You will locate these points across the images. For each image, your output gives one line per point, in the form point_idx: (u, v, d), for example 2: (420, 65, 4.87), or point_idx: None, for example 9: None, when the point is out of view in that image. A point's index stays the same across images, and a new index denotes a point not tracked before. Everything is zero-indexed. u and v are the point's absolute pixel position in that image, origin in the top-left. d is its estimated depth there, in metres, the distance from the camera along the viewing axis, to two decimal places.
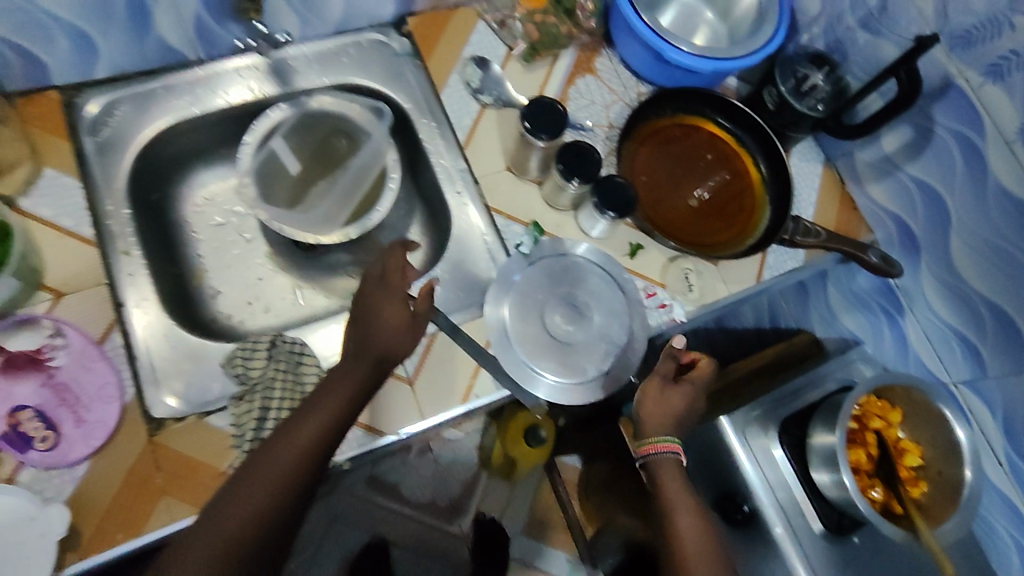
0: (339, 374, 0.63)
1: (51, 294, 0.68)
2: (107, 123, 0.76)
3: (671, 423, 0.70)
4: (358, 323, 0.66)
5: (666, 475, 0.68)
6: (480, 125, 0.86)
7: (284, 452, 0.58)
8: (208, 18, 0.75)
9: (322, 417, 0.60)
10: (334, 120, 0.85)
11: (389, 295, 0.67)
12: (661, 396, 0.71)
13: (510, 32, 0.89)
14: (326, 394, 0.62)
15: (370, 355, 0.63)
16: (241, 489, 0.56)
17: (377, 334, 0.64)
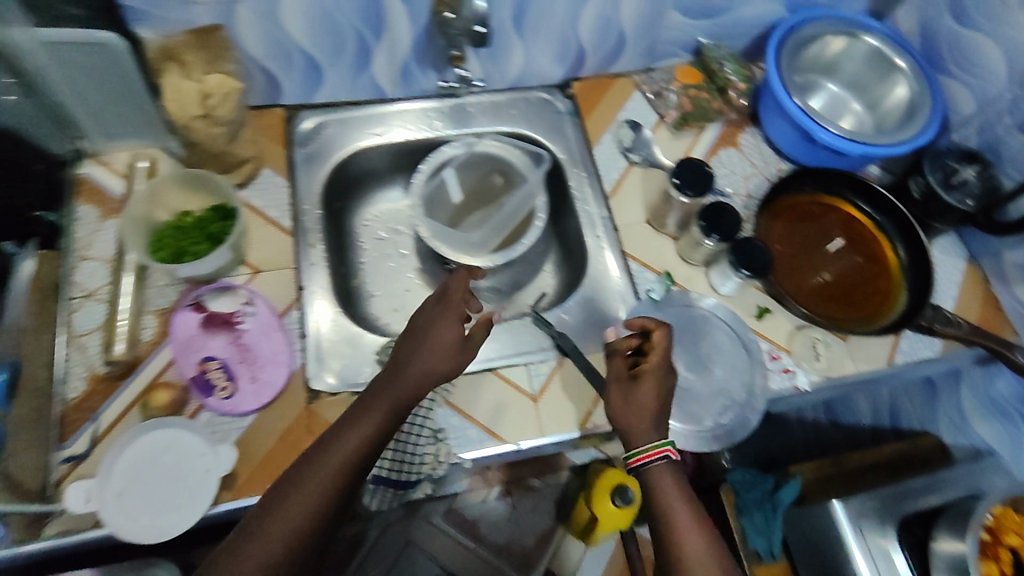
0: (379, 394, 0.63)
1: (250, 270, 0.80)
2: (315, 138, 0.90)
3: (649, 421, 0.64)
4: (406, 346, 0.66)
5: (656, 487, 0.62)
6: (626, 180, 0.94)
7: (320, 473, 0.58)
8: (414, 65, 0.89)
9: (360, 438, 0.60)
10: (496, 161, 0.95)
11: (436, 325, 0.68)
12: (629, 396, 0.66)
13: (664, 102, 0.98)
14: (363, 413, 0.62)
15: (411, 381, 0.63)
16: (289, 493, 0.57)
17: (425, 358, 0.65)
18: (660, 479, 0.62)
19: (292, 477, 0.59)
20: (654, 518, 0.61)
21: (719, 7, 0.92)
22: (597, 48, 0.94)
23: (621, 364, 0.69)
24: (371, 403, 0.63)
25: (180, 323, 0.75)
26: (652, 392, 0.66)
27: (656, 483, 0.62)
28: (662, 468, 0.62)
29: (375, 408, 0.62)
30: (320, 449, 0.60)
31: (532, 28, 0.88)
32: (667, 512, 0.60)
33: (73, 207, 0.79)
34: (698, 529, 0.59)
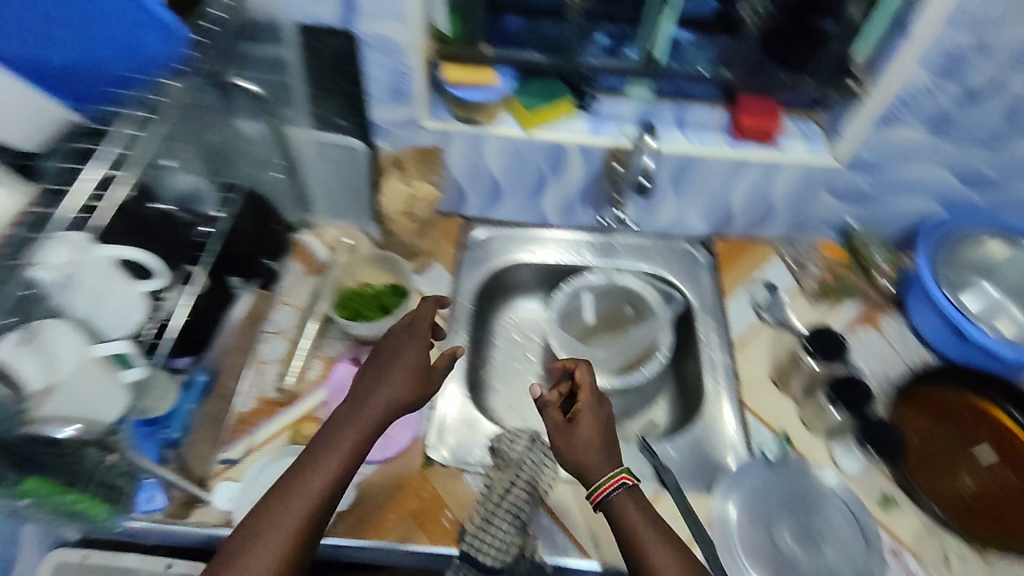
0: (357, 413, 0.68)
1: None
2: (481, 246, 1.06)
3: (600, 455, 0.69)
4: (374, 368, 0.72)
5: (621, 519, 0.65)
6: (755, 337, 0.97)
7: (306, 486, 0.61)
8: (579, 202, 1.03)
9: (343, 451, 0.64)
10: (631, 295, 1.04)
11: (406, 350, 0.74)
12: (574, 436, 0.71)
13: (805, 273, 1.02)
14: (344, 430, 0.66)
15: (383, 398, 0.69)
16: (281, 508, 0.60)
17: (394, 380, 0.70)
18: (626, 507, 0.66)
19: (275, 497, 0.61)
20: (629, 549, 0.64)
21: (872, 196, 0.98)
22: (745, 214, 1.03)
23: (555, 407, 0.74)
24: (350, 421, 0.67)
25: (338, 372, 0.88)
26: (594, 426, 0.72)
27: (627, 518, 0.65)
28: (626, 498, 0.66)
29: (354, 424, 0.67)
30: (303, 467, 0.63)
31: (688, 188, 0.99)
32: (638, 543, 0.64)
33: (287, 262, 0.97)
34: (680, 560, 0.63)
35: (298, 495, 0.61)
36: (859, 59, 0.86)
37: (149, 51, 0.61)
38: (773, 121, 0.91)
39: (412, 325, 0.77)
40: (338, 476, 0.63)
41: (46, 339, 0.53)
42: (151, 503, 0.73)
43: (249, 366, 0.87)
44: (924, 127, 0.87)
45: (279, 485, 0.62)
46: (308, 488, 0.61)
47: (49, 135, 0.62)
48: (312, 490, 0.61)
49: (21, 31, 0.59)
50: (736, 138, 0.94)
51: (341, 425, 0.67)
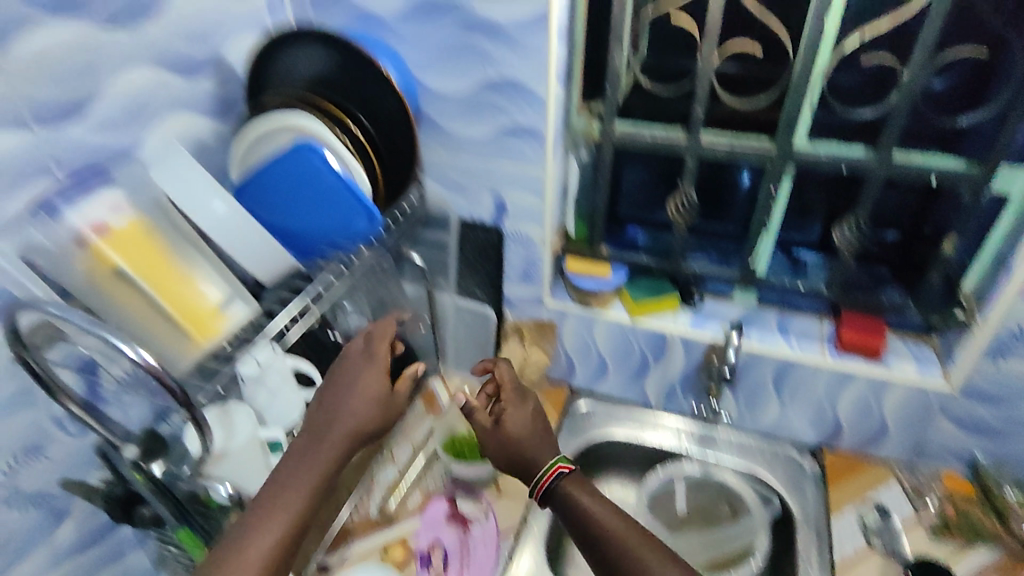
0: (320, 448, 0.69)
1: (497, 490, 1.00)
2: (582, 417, 1.13)
3: (541, 445, 0.80)
4: (331, 396, 0.73)
5: (574, 503, 0.73)
6: (861, 563, 0.90)
7: (270, 518, 0.62)
8: (680, 389, 1.09)
9: (308, 480, 0.66)
10: (725, 490, 1.07)
11: (365, 381, 0.75)
12: (508, 435, 0.81)
13: (924, 502, 0.95)
14: (305, 466, 0.67)
15: (343, 434, 0.70)
16: (243, 545, 0.60)
17: (352, 411, 0.72)
18: (572, 490, 0.74)
19: (233, 540, 0.61)
20: (581, 533, 0.72)
21: (1000, 430, 0.92)
22: (854, 428, 1.01)
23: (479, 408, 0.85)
24: (311, 457, 0.68)
25: (433, 508, 0.96)
26: (522, 421, 0.82)
27: (580, 506, 0.73)
28: (569, 482, 0.75)
29: (314, 458, 0.68)
30: (265, 508, 0.63)
31: (790, 392, 1.02)
32: (593, 527, 0.71)
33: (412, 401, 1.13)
34: (635, 531, 0.70)
35: (262, 537, 0.61)
36: (968, 289, 0.89)
37: (357, 226, 0.80)
38: (878, 339, 0.94)
39: (367, 351, 0.77)
40: (304, 512, 0.64)
41: (233, 416, 0.72)
42: None
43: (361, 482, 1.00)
44: None
45: (237, 526, 0.62)
46: (270, 530, 0.62)
47: (279, 273, 0.76)
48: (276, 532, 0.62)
49: (275, 205, 0.80)
50: (839, 350, 0.97)
51: (301, 459, 0.68)
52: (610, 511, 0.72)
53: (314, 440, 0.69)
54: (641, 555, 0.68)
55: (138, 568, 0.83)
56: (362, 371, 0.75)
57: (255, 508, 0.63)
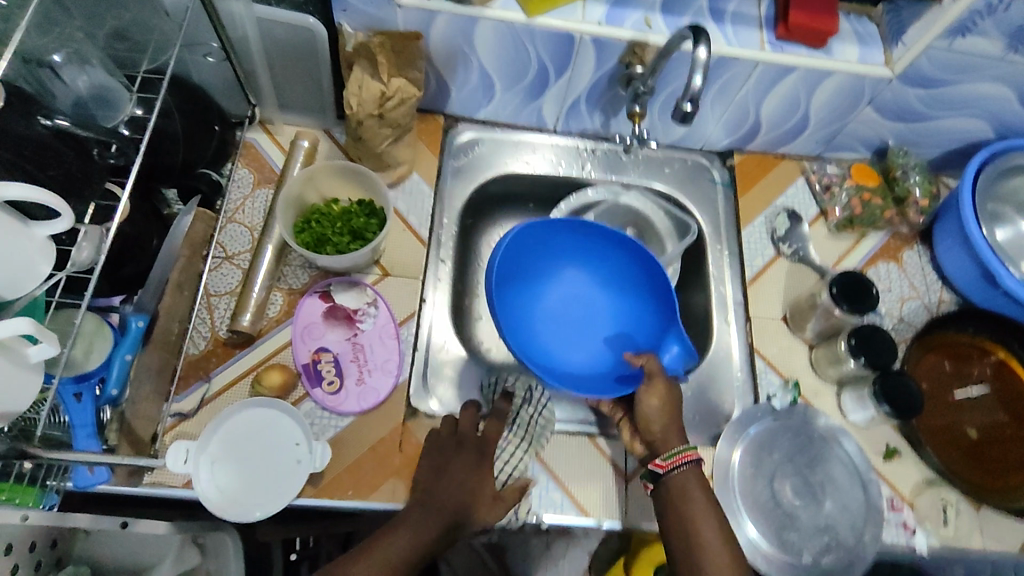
0: (391, 540, 0.61)
1: (380, 271, 0.81)
2: (467, 152, 0.91)
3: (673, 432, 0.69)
4: (443, 472, 0.67)
5: (683, 487, 0.65)
6: (770, 270, 0.87)
7: None
8: (584, 103, 0.86)
9: (393, 562, 0.59)
10: (635, 216, 0.92)
11: (476, 474, 0.68)
12: (649, 418, 0.69)
13: (832, 198, 0.89)
14: (390, 533, 0.61)
15: (444, 507, 0.64)
16: None
17: (480, 482, 0.68)
18: (688, 485, 0.65)
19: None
20: (668, 499, 0.65)
21: (924, 116, 0.84)
22: (774, 125, 0.88)
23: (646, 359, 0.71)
24: (404, 544, 0.61)
25: (305, 308, 0.77)
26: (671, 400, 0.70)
27: (680, 509, 0.64)
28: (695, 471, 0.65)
29: (404, 523, 0.62)
30: None
31: (714, 96, 0.83)
32: (696, 530, 0.62)
33: (233, 168, 0.84)
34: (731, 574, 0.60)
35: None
36: None
37: None
38: (831, 20, 0.74)
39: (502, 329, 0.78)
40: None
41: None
42: (91, 478, 0.64)
43: (198, 302, 0.76)
44: (1003, 39, 0.71)
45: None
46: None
47: None
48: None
49: None
50: (780, 38, 0.77)
51: (398, 527, 0.62)
52: (707, 508, 0.63)
53: (416, 514, 0.63)
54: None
55: None
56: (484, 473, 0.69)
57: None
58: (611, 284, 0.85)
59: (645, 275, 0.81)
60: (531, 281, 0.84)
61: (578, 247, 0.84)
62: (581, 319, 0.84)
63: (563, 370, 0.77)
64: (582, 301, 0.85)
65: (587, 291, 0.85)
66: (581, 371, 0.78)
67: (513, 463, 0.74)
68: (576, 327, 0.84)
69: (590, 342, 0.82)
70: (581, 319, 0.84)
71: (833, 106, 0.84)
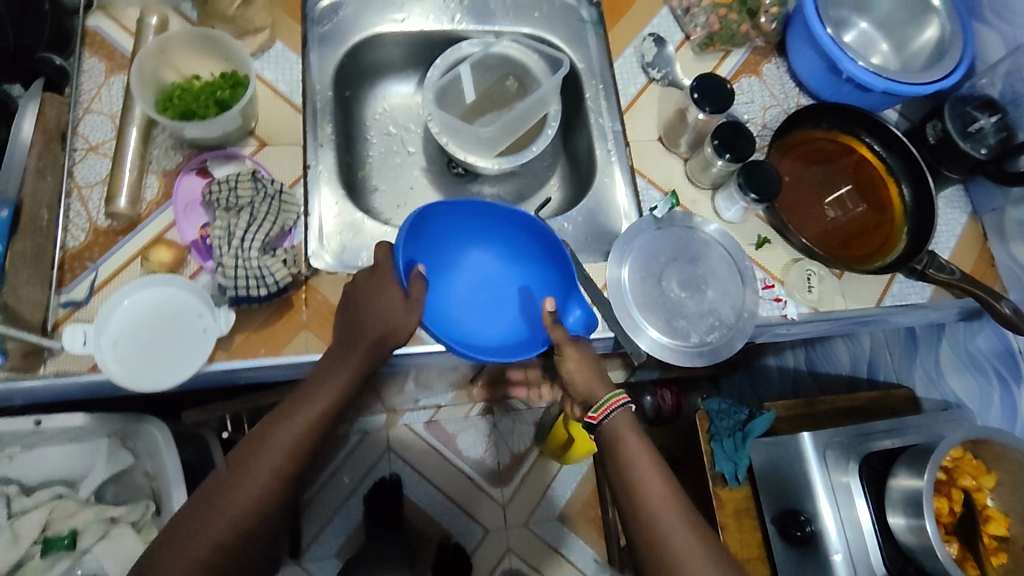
0: (326, 378, 0.66)
1: (257, 142, 0.79)
2: (331, 19, 0.88)
3: (601, 382, 0.70)
4: (356, 307, 0.68)
5: (616, 431, 0.68)
6: (643, 95, 0.91)
7: (283, 436, 0.63)
8: None
9: (331, 394, 0.65)
10: (511, 65, 0.92)
11: (379, 300, 0.67)
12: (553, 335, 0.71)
13: (692, 19, 0.93)
14: (320, 375, 0.66)
15: (368, 329, 0.66)
16: (257, 450, 0.63)
17: (375, 308, 0.66)
18: (620, 430, 0.68)
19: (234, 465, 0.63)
20: (608, 446, 0.68)
21: None
22: None
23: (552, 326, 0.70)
24: (325, 377, 0.66)
25: (184, 186, 0.75)
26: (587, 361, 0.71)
27: (617, 451, 0.66)
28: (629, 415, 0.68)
29: (329, 362, 0.67)
30: (261, 437, 0.64)
31: None
32: (641, 483, 0.64)
33: (81, 58, 0.78)
34: (685, 525, 0.62)
35: (254, 471, 0.62)
36: None
37: None
38: None
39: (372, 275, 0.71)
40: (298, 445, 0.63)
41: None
42: None
43: (68, 196, 0.73)
44: None
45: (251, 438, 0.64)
46: (277, 449, 0.63)
47: None
48: (269, 462, 0.62)
49: None
50: None
51: (327, 369, 0.67)
52: (646, 461, 0.65)
53: (337, 358, 0.67)
54: (670, 535, 0.61)
55: None
56: (374, 288, 0.68)
57: (256, 437, 0.64)
58: (516, 262, 0.80)
59: (544, 250, 0.77)
60: (437, 270, 0.77)
61: (486, 230, 0.79)
62: (486, 290, 0.79)
63: (473, 341, 0.73)
64: (484, 285, 0.79)
65: (492, 265, 0.80)
66: (487, 343, 0.74)
67: (263, 228, 0.73)
68: (482, 310, 0.77)
69: (501, 315, 0.77)
70: (485, 293, 0.79)
71: None
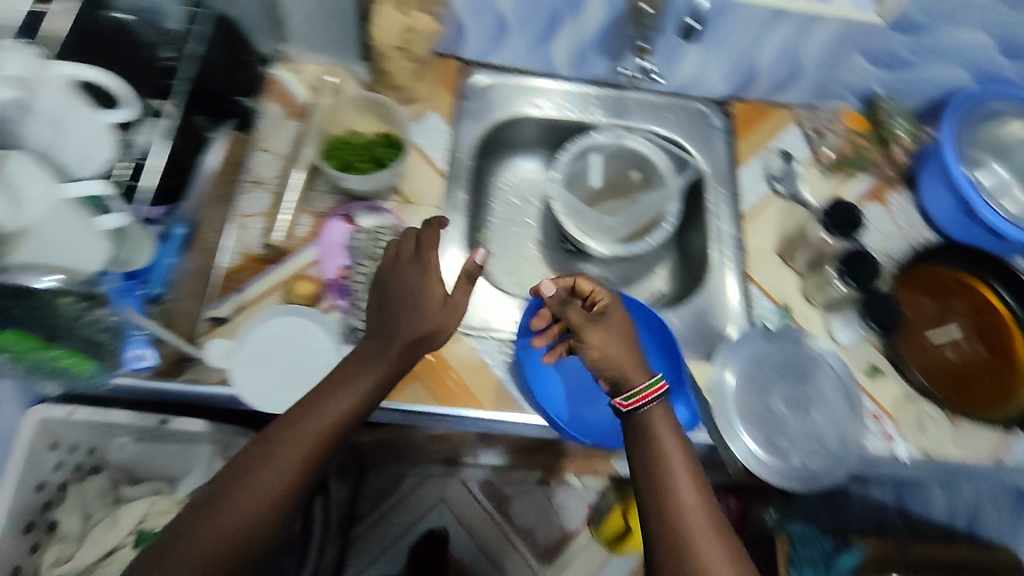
0: (359, 374, 0.65)
1: (400, 198, 0.86)
2: (481, 96, 0.96)
3: (636, 364, 0.66)
4: (394, 300, 0.69)
5: (652, 427, 0.63)
6: (766, 207, 0.93)
7: (310, 427, 0.61)
8: (591, 49, 0.92)
9: (363, 388, 0.64)
10: (640, 160, 0.96)
11: (421, 297, 0.68)
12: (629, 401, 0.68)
13: (823, 142, 0.96)
14: (353, 368, 0.66)
15: (407, 325, 0.67)
16: (281, 440, 0.60)
17: (418, 308, 0.68)
18: (654, 422, 0.63)
19: (249, 459, 0.60)
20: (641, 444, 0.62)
21: (910, 62, 0.90)
22: (770, 73, 0.94)
23: (574, 306, 0.69)
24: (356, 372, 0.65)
25: (332, 229, 0.82)
26: (611, 345, 0.67)
27: (652, 447, 0.61)
28: (661, 409, 0.63)
29: (362, 356, 0.66)
30: (287, 423, 0.61)
31: (715, 41, 0.88)
32: (660, 462, 0.60)
33: (263, 102, 0.88)
34: (700, 506, 0.58)
35: (275, 463, 0.59)
36: None
37: None
38: None
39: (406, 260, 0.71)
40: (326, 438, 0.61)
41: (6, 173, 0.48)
42: (141, 362, 0.69)
43: (231, 221, 0.80)
44: None
45: (275, 424, 0.61)
46: (303, 441, 0.60)
47: None
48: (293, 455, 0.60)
49: None
50: None
51: (359, 364, 0.66)
52: (683, 465, 0.61)
53: (371, 354, 0.66)
54: (689, 518, 0.57)
55: None
56: (416, 280, 0.69)
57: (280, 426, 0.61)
58: None
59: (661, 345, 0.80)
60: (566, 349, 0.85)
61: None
62: None
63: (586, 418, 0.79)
64: None
65: None
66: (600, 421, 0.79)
67: None
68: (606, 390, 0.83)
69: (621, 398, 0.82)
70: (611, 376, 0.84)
71: (825, 50, 0.89)
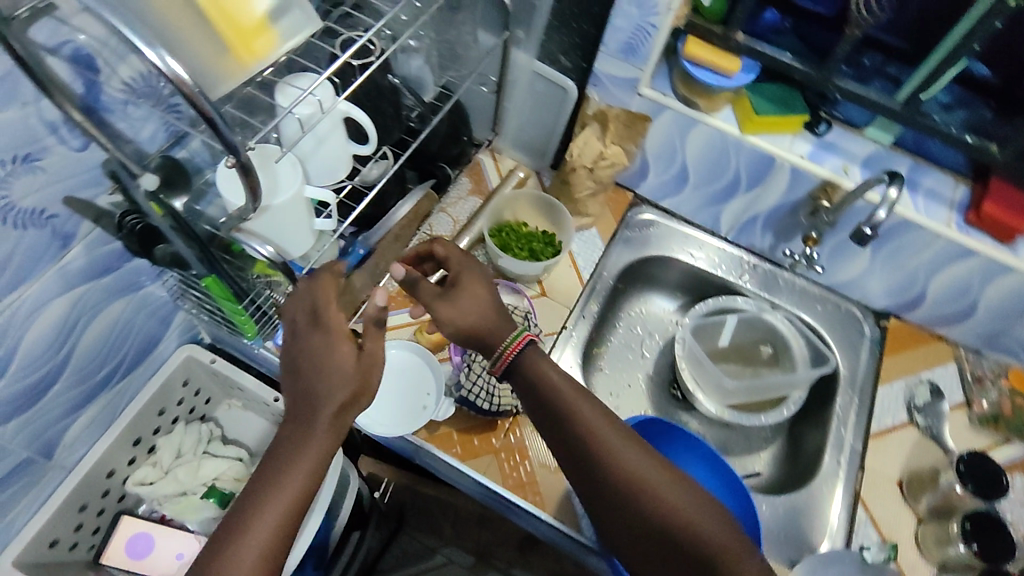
0: (295, 446, 0.56)
1: (539, 289, 0.94)
2: (643, 230, 1.03)
3: (498, 324, 0.68)
4: (302, 368, 0.57)
5: (536, 374, 0.65)
6: (898, 433, 0.87)
7: (268, 507, 0.54)
8: (760, 222, 0.97)
9: (314, 452, 0.56)
10: (775, 338, 0.97)
11: (330, 355, 0.57)
12: None
13: (980, 390, 0.90)
14: (288, 442, 0.56)
15: (326, 390, 0.56)
16: (239, 535, 0.53)
17: (330, 370, 0.57)
18: (539, 362, 0.66)
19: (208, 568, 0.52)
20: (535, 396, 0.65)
21: None
22: (937, 304, 0.91)
23: (428, 282, 0.71)
24: (292, 448, 0.56)
25: None
26: (470, 311, 0.68)
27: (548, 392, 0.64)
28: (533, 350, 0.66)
29: (288, 432, 0.56)
30: (240, 519, 0.54)
31: (886, 254, 0.89)
32: (562, 403, 0.64)
33: (460, 175, 1.01)
34: (618, 438, 0.62)
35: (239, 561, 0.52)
36: None
37: None
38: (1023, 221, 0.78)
39: (306, 317, 0.59)
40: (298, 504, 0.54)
41: (277, 171, 0.60)
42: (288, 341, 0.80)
43: None
44: None
45: (224, 523, 0.54)
46: (266, 529, 0.53)
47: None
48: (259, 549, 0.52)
49: None
50: (968, 222, 0.82)
51: (292, 438, 0.56)
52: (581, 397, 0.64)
53: (299, 423, 0.57)
54: (612, 453, 0.61)
55: (157, 303, 0.77)
56: (323, 340, 0.58)
57: (232, 521, 0.54)
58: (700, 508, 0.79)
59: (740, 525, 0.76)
60: None
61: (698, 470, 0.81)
62: None
63: None
64: None
65: None
66: None
67: None
68: None
69: None
70: None
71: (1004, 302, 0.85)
